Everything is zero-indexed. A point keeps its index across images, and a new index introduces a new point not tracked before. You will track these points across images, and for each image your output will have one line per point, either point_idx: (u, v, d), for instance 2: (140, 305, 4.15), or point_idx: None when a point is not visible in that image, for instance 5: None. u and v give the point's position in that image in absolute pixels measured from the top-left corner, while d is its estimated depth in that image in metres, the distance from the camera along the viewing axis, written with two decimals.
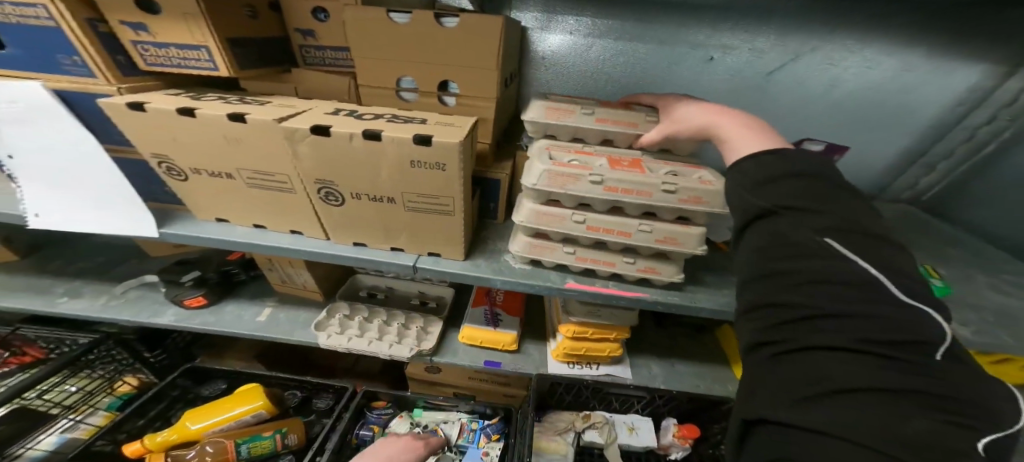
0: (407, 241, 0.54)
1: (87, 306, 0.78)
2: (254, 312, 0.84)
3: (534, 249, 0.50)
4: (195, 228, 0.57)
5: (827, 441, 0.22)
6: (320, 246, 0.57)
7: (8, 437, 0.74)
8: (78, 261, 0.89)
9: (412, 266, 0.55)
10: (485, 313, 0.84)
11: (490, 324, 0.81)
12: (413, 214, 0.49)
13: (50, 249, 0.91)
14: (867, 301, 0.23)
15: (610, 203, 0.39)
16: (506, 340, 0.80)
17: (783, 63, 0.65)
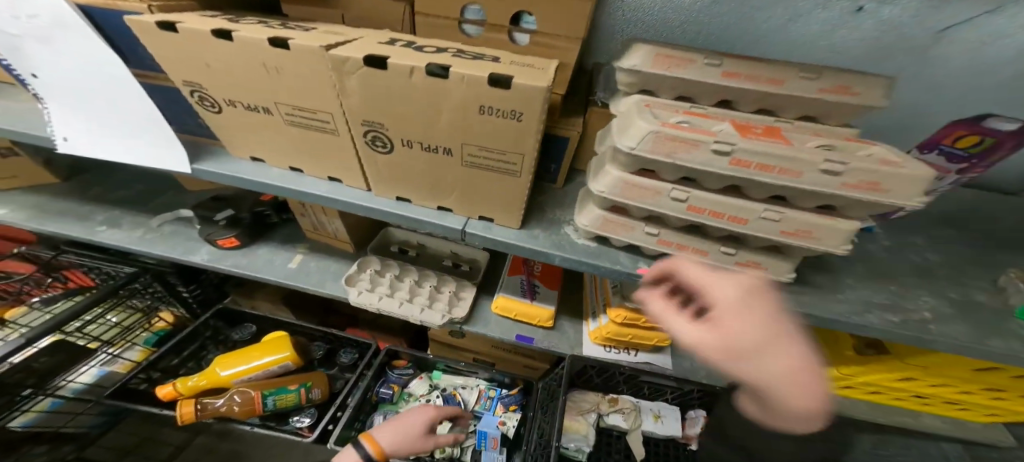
0: (459, 200, 0.48)
1: (123, 238, 0.77)
2: (285, 258, 0.82)
3: (607, 225, 0.44)
4: (230, 166, 0.53)
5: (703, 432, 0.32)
6: (361, 198, 0.51)
7: (52, 369, 0.78)
8: (115, 190, 0.87)
9: (461, 230, 0.49)
10: (522, 283, 0.80)
11: (527, 295, 0.77)
12: (473, 170, 0.43)
13: (88, 174, 0.90)
14: None
15: (731, 178, 0.31)
16: (542, 315, 0.76)
17: (960, 20, 0.48)
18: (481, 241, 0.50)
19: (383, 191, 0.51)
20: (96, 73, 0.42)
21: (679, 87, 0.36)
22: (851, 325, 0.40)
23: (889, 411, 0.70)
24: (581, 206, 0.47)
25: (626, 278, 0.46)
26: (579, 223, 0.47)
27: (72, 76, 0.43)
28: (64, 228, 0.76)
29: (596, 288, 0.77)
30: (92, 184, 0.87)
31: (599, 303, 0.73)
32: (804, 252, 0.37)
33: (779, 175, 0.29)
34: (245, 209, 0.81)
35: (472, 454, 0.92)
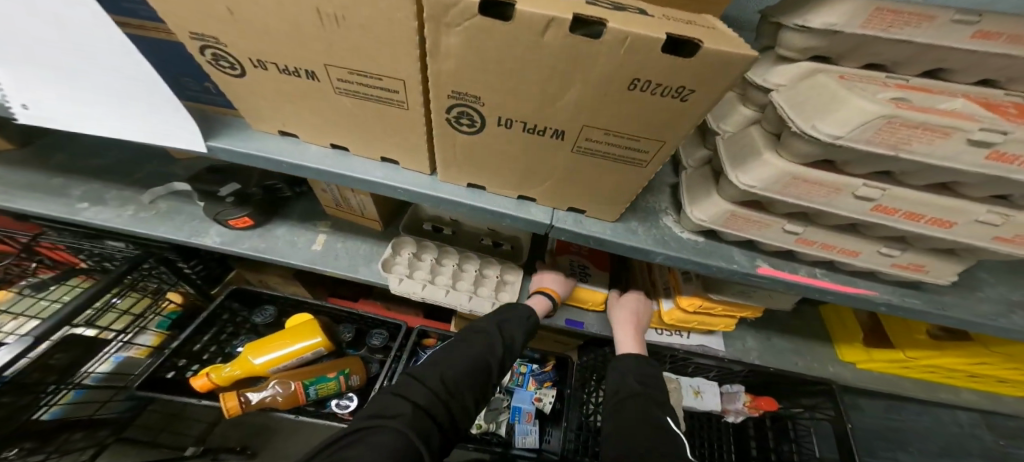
0: (542, 190, 0.40)
1: (111, 219, 0.61)
2: (308, 239, 0.69)
3: (734, 222, 0.38)
4: (254, 142, 0.39)
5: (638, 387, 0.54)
6: (425, 187, 0.40)
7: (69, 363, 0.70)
8: (85, 156, 0.68)
9: (548, 226, 0.41)
10: (572, 265, 0.74)
11: (579, 278, 0.72)
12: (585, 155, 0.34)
13: (47, 138, 0.69)
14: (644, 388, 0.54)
15: (966, 174, 0.26)
16: (596, 299, 0.72)
17: None
18: (568, 237, 0.43)
19: (452, 177, 0.40)
20: (60, 34, 0.29)
21: (897, 56, 0.29)
22: (999, 328, 0.40)
23: (935, 388, 0.71)
24: (692, 201, 0.40)
25: (740, 277, 0.42)
26: (689, 216, 0.40)
27: (39, 41, 0.29)
28: (32, 203, 0.59)
29: (657, 269, 0.71)
30: (51, 149, 0.67)
31: (661, 287, 0.68)
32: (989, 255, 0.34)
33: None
34: (252, 182, 0.66)
35: (506, 428, 0.92)
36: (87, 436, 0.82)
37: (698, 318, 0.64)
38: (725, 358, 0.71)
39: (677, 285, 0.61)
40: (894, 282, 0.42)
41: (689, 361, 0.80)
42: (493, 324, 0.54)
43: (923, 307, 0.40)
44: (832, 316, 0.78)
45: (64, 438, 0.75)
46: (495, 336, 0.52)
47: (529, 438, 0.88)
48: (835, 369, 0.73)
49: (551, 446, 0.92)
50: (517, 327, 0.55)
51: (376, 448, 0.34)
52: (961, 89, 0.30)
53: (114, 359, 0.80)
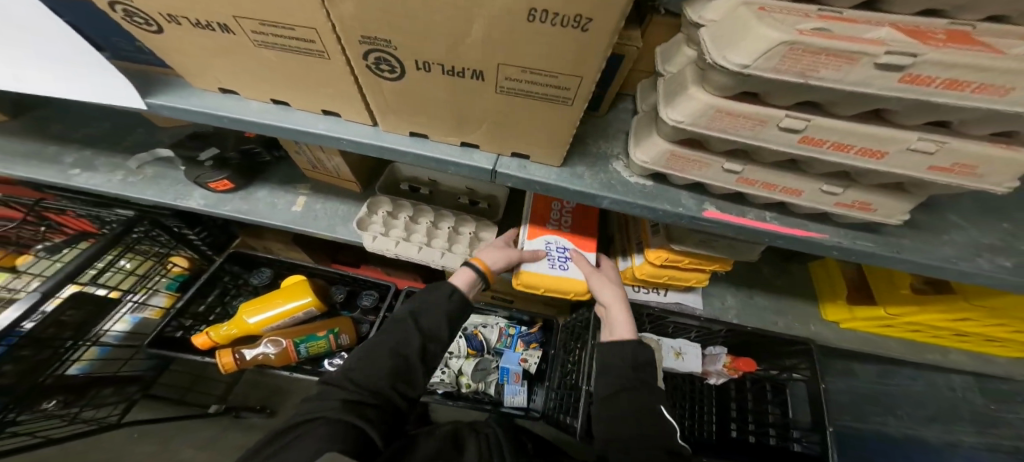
0: (482, 136, 0.40)
1: (103, 183, 0.66)
2: (288, 201, 0.72)
3: (676, 162, 0.37)
4: (199, 99, 0.41)
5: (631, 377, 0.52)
6: (367, 136, 0.41)
7: (82, 320, 0.77)
8: (77, 126, 0.72)
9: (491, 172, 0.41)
10: (549, 248, 0.64)
11: (557, 265, 0.63)
12: (509, 96, 0.34)
13: (41, 109, 0.73)
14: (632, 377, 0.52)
15: (887, 101, 0.25)
16: (578, 288, 0.63)
17: None
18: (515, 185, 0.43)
19: (392, 126, 0.41)
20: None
21: None
22: (958, 271, 0.38)
23: (921, 347, 0.69)
24: (638, 145, 0.39)
25: (688, 221, 0.41)
26: (634, 159, 0.39)
27: None
28: (32, 170, 0.65)
29: (631, 225, 0.69)
30: (47, 120, 0.71)
31: (635, 243, 0.65)
32: (939, 191, 0.33)
33: (969, 94, 0.23)
34: (231, 147, 0.68)
35: (495, 387, 0.97)
36: (117, 392, 0.91)
37: (671, 273, 0.61)
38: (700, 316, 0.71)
39: (646, 236, 0.58)
40: (849, 225, 0.40)
41: (667, 321, 0.81)
42: (406, 314, 0.54)
43: (875, 249, 0.38)
44: (820, 274, 0.75)
45: (93, 394, 0.83)
46: (408, 325, 0.52)
47: (517, 398, 0.94)
48: (815, 328, 0.72)
49: (537, 405, 0.98)
50: (432, 310, 0.55)
51: (317, 438, 0.38)
52: (903, 16, 0.27)
53: (129, 318, 0.89)
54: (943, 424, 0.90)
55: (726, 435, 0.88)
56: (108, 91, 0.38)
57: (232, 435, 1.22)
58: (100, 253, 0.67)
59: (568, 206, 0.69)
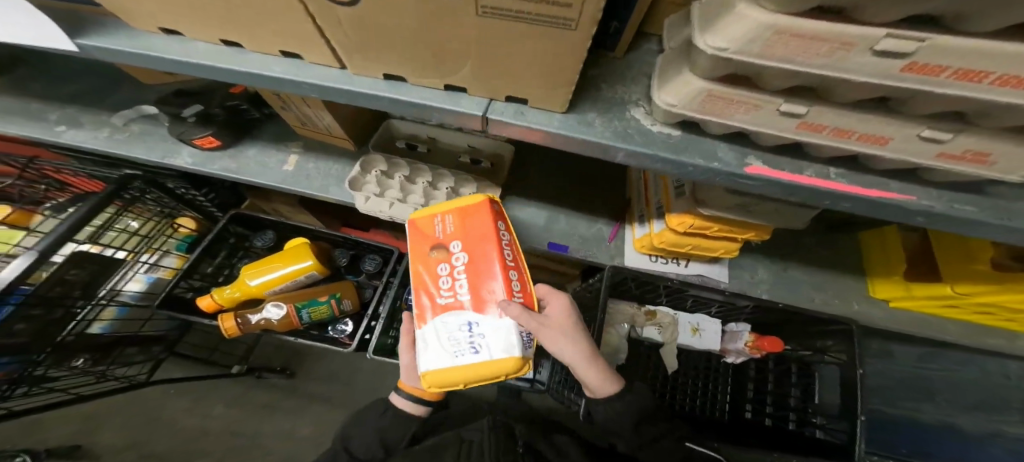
0: (469, 76, 0.33)
1: (89, 140, 0.62)
2: (280, 159, 0.68)
3: (712, 105, 0.28)
4: (139, 42, 0.35)
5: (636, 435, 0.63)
6: (334, 80, 0.35)
7: (88, 281, 0.77)
8: (61, 81, 0.68)
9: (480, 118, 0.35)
10: (447, 325, 0.42)
11: (467, 348, 0.41)
12: (494, 20, 0.26)
13: (25, 66, 0.70)
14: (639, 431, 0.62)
15: None
16: (510, 368, 0.41)
17: None
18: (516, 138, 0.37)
19: (362, 68, 0.34)
20: None
21: None
22: None
23: (987, 332, 0.61)
24: (665, 83, 0.30)
25: (724, 180, 0.33)
26: (659, 103, 0.31)
27: None
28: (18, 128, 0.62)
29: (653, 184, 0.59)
30: (31, 80, 0.68)
31: (656, 207, 0.56)
32: None
33: None
34: (215, 102, 0.63)
35: None
36: (143, 351, 0.95)
37: (695, 243, 0.53)
38: (724, 291, 0.64)
39: (667, 194, 0.50)
40: (946, 184, 0.32)
41: (686, 295, 0.75)
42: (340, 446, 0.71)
43: (977, 216, 0.30)
44: (872, 244, 0.66)
45: (118, 352, 0.87)
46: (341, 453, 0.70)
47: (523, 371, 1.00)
48: (858, 307, 0.64)
49: (543, 377, 1.05)
50: (359, 438, 0.70)
51: None
52: None
53: (143, 278, 0.89)
54: (987, 411, 0.83)
55: (740, 416, 0.86)
56: (26, 22, 0.32)
57: (256, 393, 1.29)
58: (95, 212, 0.65)
59: (458, 259, 0.44)
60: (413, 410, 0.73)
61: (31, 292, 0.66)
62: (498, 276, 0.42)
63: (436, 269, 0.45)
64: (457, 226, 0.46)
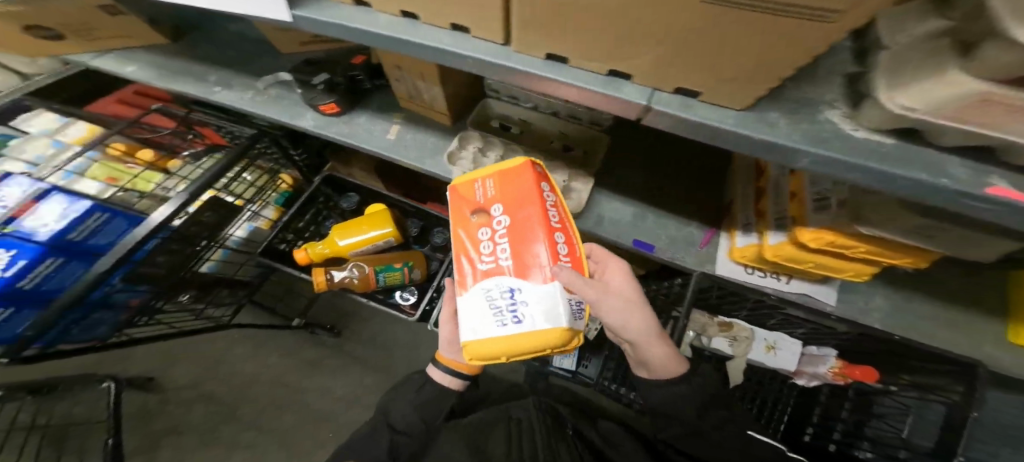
0: (645, 65, 0.27)
1: (238, 100, 0.79)
2: (383, 129, 0.77)
3: (969, 110, 0.20)
4: (330, 11, 0.37)
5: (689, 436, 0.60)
6: (494, 55, 0.34)
7: (217, 223, 0.85)
8: (218, 48, 0.86)
9: (642, 106, 0.29)
10: (488, 293, 0.39)
11: (509, 320, 0.37)
12: (726, 9, 0.19)
13: (196, 34, 0.87)
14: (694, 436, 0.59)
15: None
16: (557, 343, 0.37)
17: None
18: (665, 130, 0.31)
19: (525, 45, 0.32)
20: None
21: None
22: None
23: None
24: (904, 80, 0.22)
25: (943, 202, 0.25)
26: (884, 105, 0.23)
27: None
28: (188, 87, 0.79)
29: (771, 170, 0.56)
30: (199, 44, 0.86)
31: (774, 208, 0.53)
32: None
33: None
34: (338, 72, 0.74)
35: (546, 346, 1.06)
36: (231, 295, 1.05)
37: (819, 259, 0.51)
38: (834, 315, 0.61)
39: (801, 192, 0.47)
40: None
41: (783, 312, 0.72)
42: (383, 420, 0.71)
43: None
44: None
45: (216, 292, 0.96)
46: (386, 429, 0.69)
47: (566, 360, 1.04)
48: (986, 349, 0.61)
49: (589, 372, 1.06)
50: (401, 408, 0.71)
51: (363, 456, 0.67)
52: None
53: (247, 227, 1.00)
54: None
55: (799, 438, 0.88)
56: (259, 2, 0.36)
57: (305, 347, 1.40)
58: (226, 170, 0.76)
59: (499, 223, 0.39)
60: (451, 384, 0.72)
61: (174, 229, 0.74)
62: (544, 241, 0.37)
63: (475, 235, 0.41)
64: (498, 187, 0.41)
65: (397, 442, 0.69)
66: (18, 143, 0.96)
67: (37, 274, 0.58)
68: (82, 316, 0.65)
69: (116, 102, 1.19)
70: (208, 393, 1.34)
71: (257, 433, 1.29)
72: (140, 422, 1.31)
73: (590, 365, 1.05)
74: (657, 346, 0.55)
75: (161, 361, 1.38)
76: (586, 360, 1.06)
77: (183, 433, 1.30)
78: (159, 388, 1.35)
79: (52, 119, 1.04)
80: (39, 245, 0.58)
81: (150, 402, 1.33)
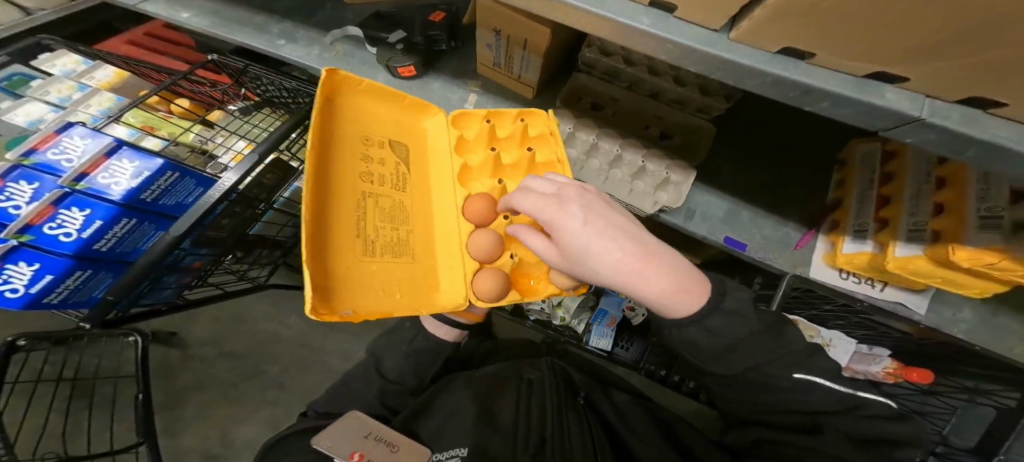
0: (934, 71, 0.24)
1: (305, 56, 0.74)
2: (461, 96, 0.71)
3: None
4: None
5: (771, 421, 0.46)
6: (705, 43, 0.31)
7: (275, 187, 0.83)
8: None
9: (917, 119, 0.27)
10: (383, 245, 0.46)
11: (366, 278, 0.42)
12: None
13: None
14: (776, 421, 0.45)
15: None
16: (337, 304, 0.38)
17: None
18: (919, 138, 0.29)
19: (752, 34, 0.29)
20: None
21: None
22: None
23: None
24: None
25: None
26: None
27: None
28: (250, 38, 0.75)
29: (908, 174, 0.52)
30: None
31: (906, 215, 0.50)
32: None
33: None
34: (417, 31, 0.68)
35: (584, 326, 0.96)
36: (269, 255, 1.02)
37: (953, 277, 0.48)
38: (921, 321, 0.58)
39: (962, 206, 0.44)
40: None
41: (855, 314, 0.71)
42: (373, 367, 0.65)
43: None
44: None
45: (257, 253, 0.94)
46: (384, 371, 0.63)
47: (603, 340, 0.94)
48: None
49: (628, 355, 0.97)
50: (395, 360, 0.64)
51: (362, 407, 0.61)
52: None
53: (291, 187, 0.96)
54: None
55: None
56: None
57: None
58: (290, 132, 0.73)
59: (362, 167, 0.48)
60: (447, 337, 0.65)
61: (240, 193, 0.71)
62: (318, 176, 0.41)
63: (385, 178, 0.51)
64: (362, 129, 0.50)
65: (387, 391, 0.63)
66: (40, 84, 0.81)
67: (113, 236, 0.59)
68: (155, 281, 0.63)
69: (127, 43, 1.12)
70: (230, 352, 1.35)
71: (281, 390, 1.31)
72: (163, 378, 1.31)
73: (631, 348, 0.97)
74: (624, 280, 0.36)
75: (183, 317, 1.38)
76: (625, 343, 0.97)
77: (207, 390, 1.31)
78: (181, 344, 1.35)
79: (78, 61, 0.89)
80: (113, 205, 0.57)
81: (172, 358, 1.33)
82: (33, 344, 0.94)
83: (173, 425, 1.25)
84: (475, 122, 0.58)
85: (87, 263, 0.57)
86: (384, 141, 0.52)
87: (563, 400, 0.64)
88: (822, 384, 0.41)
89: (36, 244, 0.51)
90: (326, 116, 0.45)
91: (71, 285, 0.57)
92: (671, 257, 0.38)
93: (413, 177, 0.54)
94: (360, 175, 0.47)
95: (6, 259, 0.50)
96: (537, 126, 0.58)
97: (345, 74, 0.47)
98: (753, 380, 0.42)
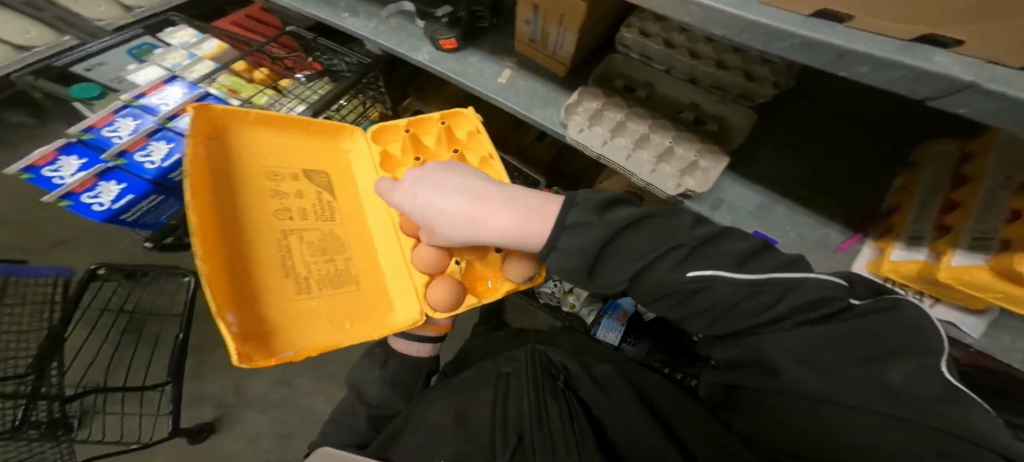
0: (980, 34, 0.22)
1: (362, 27, 0.80)
2: (495, 72, 0.73)
3: None
4: None
5: (729, 351, 0.36)
6: (734, 2, 0.30)
7: None
8: None
9: (964, 86, 0.23)
10: (313, 278, 0.49)
11: (307, 324, 0.45)
12: None
13: None
14: (733, 353, 0.35)
15: None
16: (273, 353, 0.40)
17: None
18: (972, 109, 0.26)
19: None
20: None
21: None
22: None
23: None
24: None
25: None
26: None
27: None
28: (320, 9, 0.82)
29: (984, 176, 0.46)
30: None
31: (973, 220, 0.44)
32: None
33: None
34: (462, 5, 0.71)
35: (592, 318, 0.96)
36: None
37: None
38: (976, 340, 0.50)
39: None
40: None
41: None
42: (356, 398, 0.67)
43: None
44: None
45: None
46: None
47: (610, 335, 0.93)
48: None
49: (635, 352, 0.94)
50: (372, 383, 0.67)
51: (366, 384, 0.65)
52: None
53: None
54: None
55: None
56: None
57: None
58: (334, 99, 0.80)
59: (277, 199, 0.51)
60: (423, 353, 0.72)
61: None
62: (226, 221, 0.44)
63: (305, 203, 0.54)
64: (268, 160, 0.53)
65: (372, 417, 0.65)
66: (161, 52, 0.95)
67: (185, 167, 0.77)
68: None
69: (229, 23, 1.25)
70: None
71: None
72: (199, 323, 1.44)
73: (637, 345, 0.94)
74: (468, 228, 0.39)
75: None
76: (632, 339, 0.94)
77: None
78: None
79: (192, 34, 1.01)
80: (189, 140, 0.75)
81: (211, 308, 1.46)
82: (109, 275, 1.09)
83: (199, 369, 1.38)
84: (397, 134, 0.67)
85: (160, 188, 0.75)
86: (296, 173, 0.55)
87: (539, 389, 0.59)
88: (724, 277, 0.32)
89: (126, 167, 0.70)
90: (223, 163, 0.48)
91: (146, 207, 0.76)
92: (503, 191, 0.39)
93: (339, 202, 0.57)
94: (274, 211, 0.50)
95: (101, 177, 0.69)
96: (461, 124, 0.69)
97: (224, 110, 0.50)
98: (660, 289, 0.35)
